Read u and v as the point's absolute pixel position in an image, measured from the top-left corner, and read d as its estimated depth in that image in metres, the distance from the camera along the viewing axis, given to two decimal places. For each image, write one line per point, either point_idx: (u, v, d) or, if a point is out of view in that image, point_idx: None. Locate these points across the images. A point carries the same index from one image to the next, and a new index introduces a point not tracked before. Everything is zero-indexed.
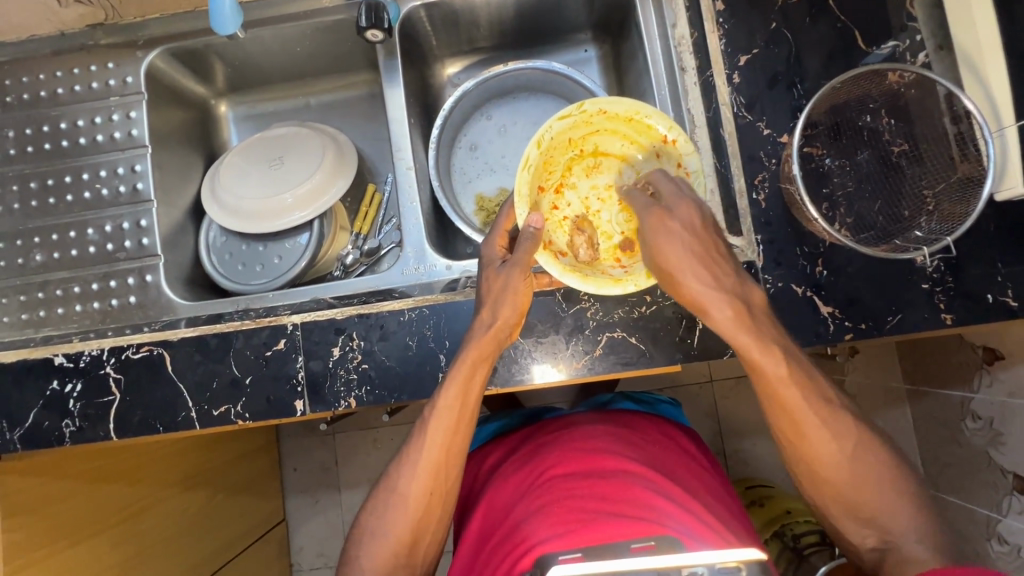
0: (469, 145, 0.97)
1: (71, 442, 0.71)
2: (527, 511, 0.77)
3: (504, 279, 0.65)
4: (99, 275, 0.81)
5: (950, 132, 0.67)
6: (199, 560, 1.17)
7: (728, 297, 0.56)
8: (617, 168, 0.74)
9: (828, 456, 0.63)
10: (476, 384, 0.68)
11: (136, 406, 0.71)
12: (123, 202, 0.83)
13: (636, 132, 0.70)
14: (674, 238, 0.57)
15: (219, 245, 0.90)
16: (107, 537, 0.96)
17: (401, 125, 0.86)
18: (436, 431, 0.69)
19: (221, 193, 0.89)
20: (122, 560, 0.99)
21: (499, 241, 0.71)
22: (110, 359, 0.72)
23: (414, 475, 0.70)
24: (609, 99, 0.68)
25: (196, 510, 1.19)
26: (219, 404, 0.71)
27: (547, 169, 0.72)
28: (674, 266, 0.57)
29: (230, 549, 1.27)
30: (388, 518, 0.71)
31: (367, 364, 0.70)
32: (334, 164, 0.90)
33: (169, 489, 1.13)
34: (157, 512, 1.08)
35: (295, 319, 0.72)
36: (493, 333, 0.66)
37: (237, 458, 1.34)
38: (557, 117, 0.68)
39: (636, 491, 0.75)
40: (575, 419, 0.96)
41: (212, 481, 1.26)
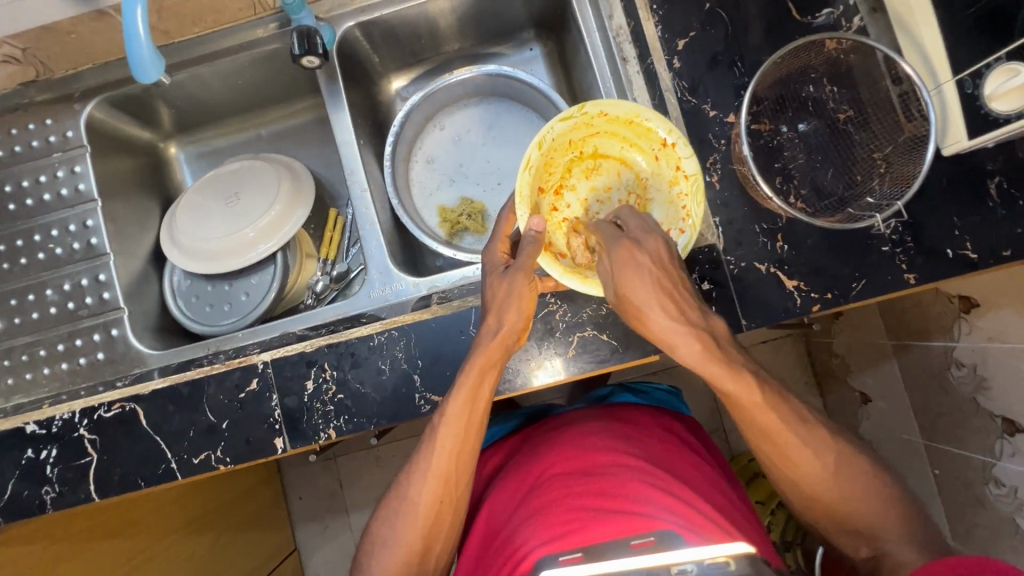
0: (425, 159, 0.96)
1: (53, 508, 0.70)
2: (525, 513, 0.77)
3: (508, 284, 0.65)
4: (64, 335, 0.80)
5: (893, 94, 0.67)
6: None
7: (693, 331, 0.56)
8: (616, 170, 0.75)
9: (800, 448, 0.65)
10: (485, 393, 0.67)
11: (115, 464, 0.70)
12: (80, 258, 0.82)
13: (636, 135, 0.70)
14: (642, 270, 0.56)
15: (184, 289, 0.89)
16: None
17: (351, 147, 0.85)
18: (446, 438, 0.68)
19: (180, 236, 0.88)
20: None
21: (500, 246, 0.71)
22: (83, 420, 0.71)
23: (421, 484, 0.70)
24: (611, 101, 0.66)
25: (202, 554, 1.17)
26: (198, 452, 0.70)
27: (547, 170, 0.71)
28: (640, 305, 0.56)
29: None
30: (398, 527, 0.71)
31: (343, 394, 0.70)
32: (290, 193, 0.89)
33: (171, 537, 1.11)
34: (160, 563, 1.06)
35: (265, 356, 0.71)
36: (499, 340, 0.65)
37: (237, 496, 1.33)
38: (558, 118, 0.66)
39: (638, 487, 0.74)
40: (575, 416, 0.96)
41: (216, 522, 1.25)
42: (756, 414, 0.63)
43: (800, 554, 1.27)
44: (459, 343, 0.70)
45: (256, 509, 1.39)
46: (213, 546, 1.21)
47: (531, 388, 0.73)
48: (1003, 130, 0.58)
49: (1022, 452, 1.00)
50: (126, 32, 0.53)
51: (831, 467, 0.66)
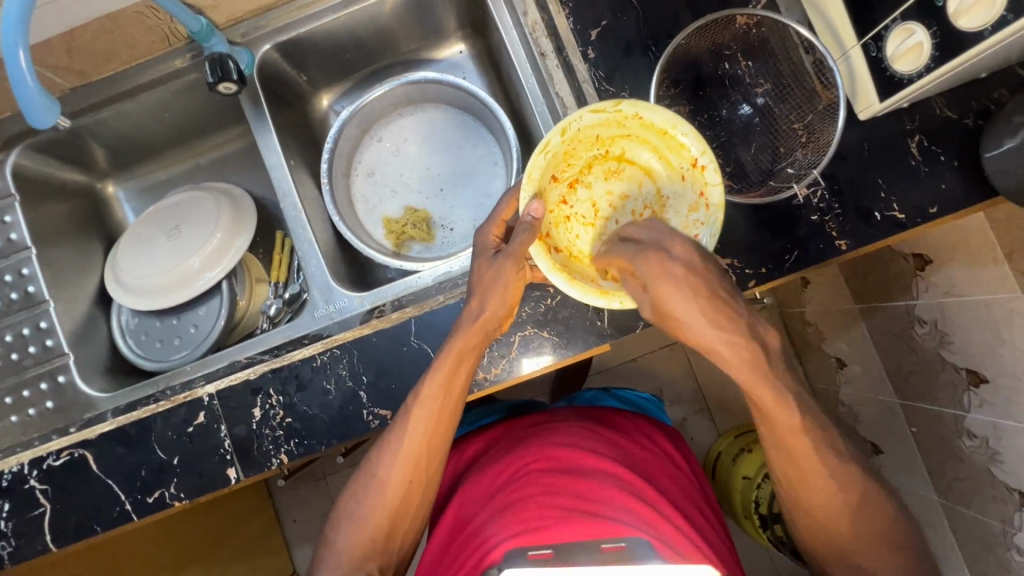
0: (366, 171, 0.96)
1: (11, 562, 0.69)
2: (497, 506, 0.77)
3: (495, 270, 0.63)
4: (11, 387, 0.79)
5: (807, 62, 0.67)
6: None
7: (741, 340, 0.49)
8: (638, 180, 0.72)
9: (824, 476, 0.62)
10: (461, 379, 0.66)
11: (69, 512, 0.69)
12: (19, 308, 0.81)
13: (669, 148, 0.66)
14: (678, 280, 0.49)
15: (133, 327, 0.89)
16: None
17: (281, 169, 0.84)
18: (418, 423, 0.66)
19: (122, 274, 0.88)
20: None
21: (495, 229, 0.69)
22: (33, 471, 0.70)
23: (392, 463, 0.69)
24: (649, 105, 0.63)
25: None
26: (151, 491, 0.69)
27: (566, 160, 0.69)
28: (677, 317, 0.50)
29: None
30: (367, 504, 0.71)
31: (291, 418, 0.69)
32: (231, 221, 0.89)
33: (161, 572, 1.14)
34: None
35: (210, 389, 0.71)
36: (480, 326, 0.65)
37: (231, 525, 1.35)
38: (589, 109, 0.63)
39: (612, 492, 0.74)
40: (558, 415, 0.95)
41: (209, 553, 1.27)
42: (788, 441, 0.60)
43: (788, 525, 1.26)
44: (403, 353, 0.70)
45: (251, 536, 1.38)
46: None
47: (481, 392, 0.73)
48: (910, 90, 0.58)
49: (989, 402, 1.00)
50: (11, 73, 0.54)
51: (851, 503, 0.64)
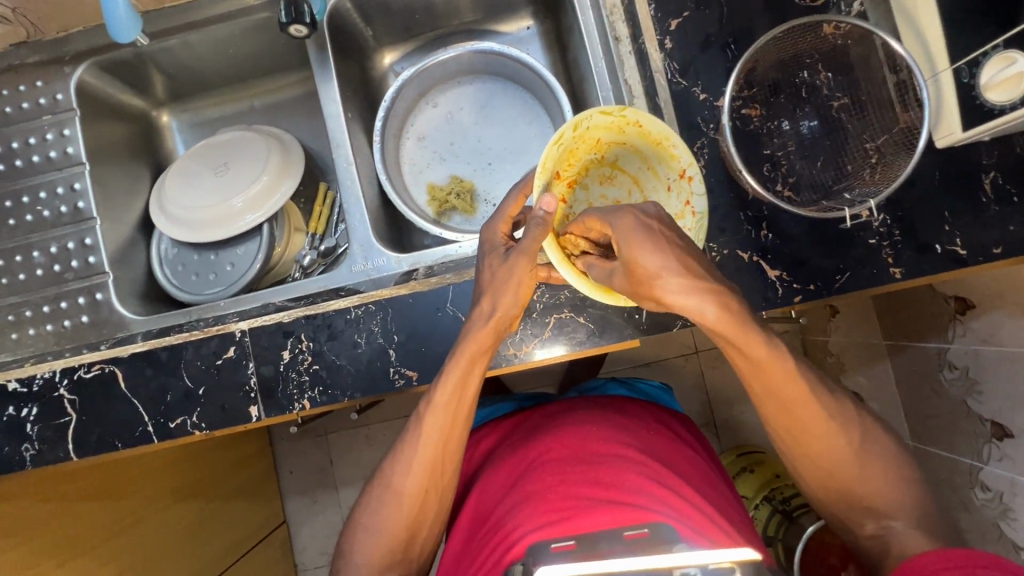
0: (417, 135, 0.96)
1: (32, 465, 0.71)
2: (516, 499, 0.78)
3: (508, 267, 0.62)
4: (50, 297, 0.81)
5: (890, 81, 0.65)
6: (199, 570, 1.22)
7: (717, 295, 0.51)
8: (629, 188, 0.72)
9: (838, 445, 0.66)
10: (473, 379, 0.67)
11: (93, 425, 0.71)
12: (66, 221, 0.82)
13: (659, 159, 0.68)
14: (648, 236, 0.52)
15: (171, 257, 0.90)
16: (90, 559, 0.98)
17: (338, 120, 0.84)
18: (431, 429, 0.69)
19: (167, 204, 0.89)
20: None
21: (502, 227, 0.68)
22: (63, 380, 0.72)
23: (407, 473, 0.71)
24: (650, 115, 0.65)
25: (191, 521, 1.23)
26: (174, 417, 0.70)
27: (568, 159, 0.67)
28: (653, 275, 0.51)
29: (231, 555, 1.33)
30: (384, 514, 0.71)
31: (318, 365, 0.70)
32: (279, 166, 0.89)
33: (159, 502, 1.16)
34: (148, 527, 1.12)
35: (242, 325, 0.71)
36: (493, 325, 0.65)
37: (232, 466, 1.39)
38: (598, 108, 0.63)
39: (629, 477, 0.75)
40: (573, 403, 0.96)
41: (208, 491, 1.30)
42: (796, 410, 0.64)
43: (781, 550, 1.25)
44: (438, 319, 0.70)
45: (240, 487, 1.41)
46: (199, 517, 1.25)
47: (506, 367, 0.73)
48: (998, 121, 0.56)
49: (1010, 457, 0.98)
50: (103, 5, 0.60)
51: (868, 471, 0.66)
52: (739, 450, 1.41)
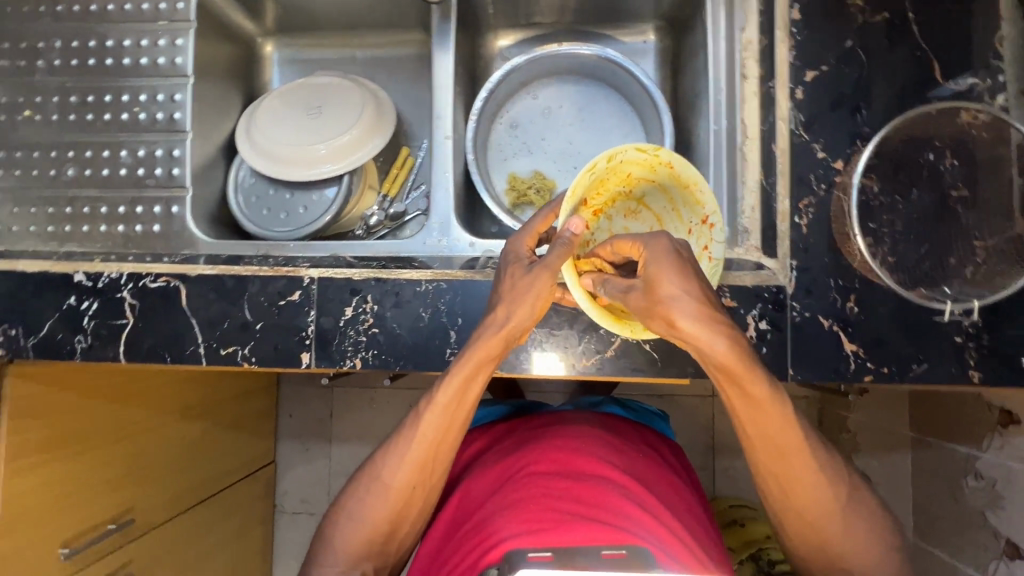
0: (509, 122, 0.94)
1: (80, 358, 0.72)
2: (497, 506, 0.78)
3: (529, 281, 0.61)
4: (127, 199, 0.81)
5: (1016, 182, 0.64)
6: (185, 490, 1.24)
7: (727, 333, 0.53)
8: (650, 225, 0.70)
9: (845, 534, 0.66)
10: (474, 387, 0.69)
11: (148, 334, 0.72)
12: (159, 129, 0.82)
13: (684, 201, 0.67)
14: (675, 264, 0.54)
15: (247, 186, 0.90)
16: (96, 456, 1.01)
17: (445, 91, 0.83)
18: (428, 429, 0.72)
19: (256, 133, 0.89)
20: (114, 477, 1.05)
21: (528, 240, 0.65)
22: (128, 284, 0.72)
23: (397, 467, 0.73)
24: (684, 159, 0.63)
25: (191, 440, 1.25)
26: (227, 345, 0.71)
27: (598, 189, 0.65)
28: (672, 296, 0.52)
29: (215, 482, 1.36)
30: (370, 504, 0.74)
31: (378, 329, 0.70)
32: (371, 122, 0.89)
33: (169, 416, 1.18)
34: (153, 437, 1.14)
35: (313, 272, 0.71)
36: (503, 334, 0.64)
37: (237, 396, 1.41)
38: (637, 146, 0.61)
39: (611, 498, 0.76)
40: (568, 416, 0.97)
41: (212, 415, 1.33)
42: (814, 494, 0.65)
43: None
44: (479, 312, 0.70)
45: (241, 426, 1.45)
46: (198, 438, 1.28)
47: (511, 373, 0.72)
48: None
49: None
50: None
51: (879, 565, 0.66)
52: (734, 502, 1.41)
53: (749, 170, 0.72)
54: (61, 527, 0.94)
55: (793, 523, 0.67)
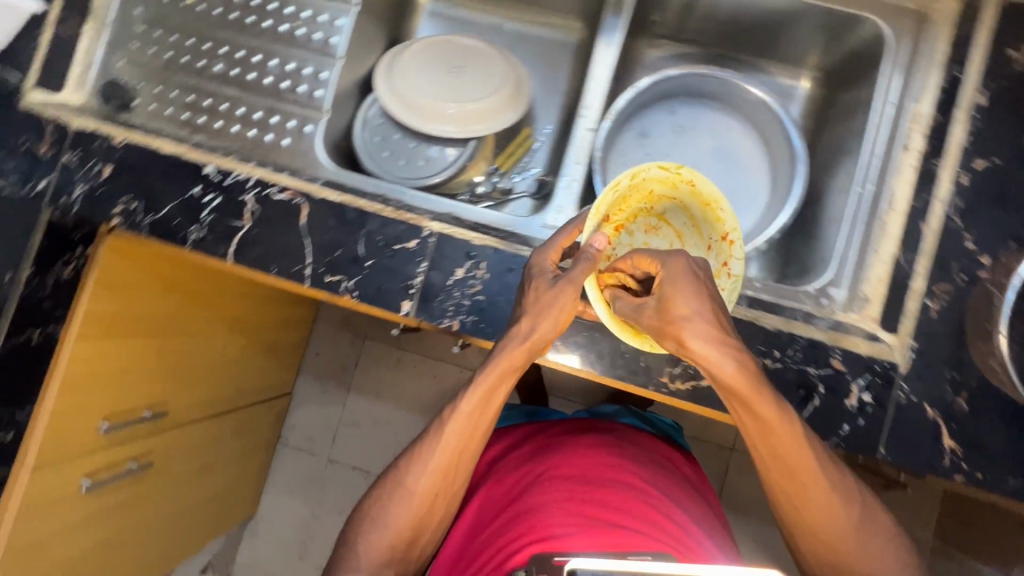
0: (639, 131, 0.94)
1: (190, 247, 0.73)
2: (519, 509, 0.78)
3: (553, 294, 0.63)
4: (264, 107, 0.81)
5: None
6: (209, 400, 1.26)
7: (734, 352, 0.58)
8: (670, 241, 0.74)
9: None
10: (499, 395, 0.73)
11: (260, 242, 0.72)
12: (312, 48, 0.83)
13: (703, 218, 0.71)
14: (691, 285, 0.58)
15: (373, 125, 0.90)
16: (151, 344, 1.02)
17: (598, 83, 0.82)
18: (451, 437, 0.75)
19: (396, 76, 0.89)
20: (159, 367, 1.06)
21: (552, 254, 0.67)
22: (254, 189, 0.73)
23: (420, 473, 0.76)
24: (705, 176, 0.67)
25: (229, 353, 1.27)
26: (333, 273, 0.71)
27: (620, 205, 0.70)
28: (683, 316, 0.57)
29: (234, 400, 1.37)
30: (393, 512, 0.76)
31: (482, 297, 0.70)
32: (509, 95, 0.90)
33: (218, 323, 1.20)
34: (200, 339, 1.15)
35: (434, 226, 0.72)
36: (527, 346, 0.66)
37: (276, 322, 1.43)
38: (658, 164, 0.66)
39: (629, 506, 0.77)
40: (584, 424, 0.96)
41: (252, 333, 1.34)
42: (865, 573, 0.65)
43: None
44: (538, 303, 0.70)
45: (273, 349, 1.47)
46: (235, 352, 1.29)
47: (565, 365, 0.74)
48: None
49: None
50: None
51: None
52: None
53: (885, 241, 0.70)
54: (104, 401, 0.95)
55: (818, 563, 0.67)
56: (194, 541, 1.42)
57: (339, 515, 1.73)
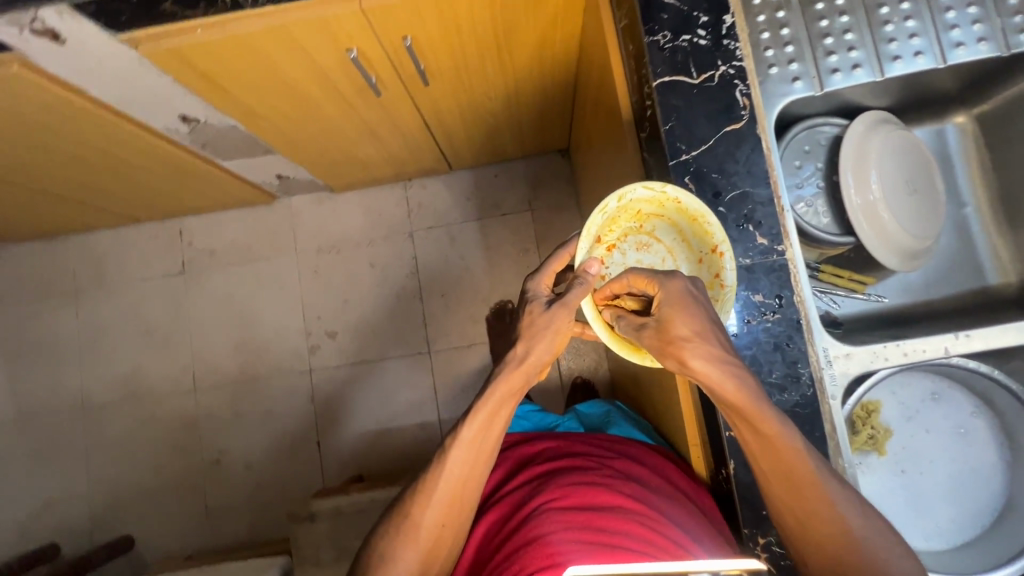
0: (933, 393, 0.87)
1: (646, 42, 0.72)
2: (521, 540, 0.75)
3: (549, 318, 0.69)
4: (795, 33, 0.77)
5: None
6: (438, 101, 1.30)
7: (736, 372, 0.60)
8: (661, 257, 0.74)
9: None
10: (499, 418, 0.75)
11: (685, 101, 0.71)
12: (876, 47, 0.77)
13: (693, 234, 0.71)
14: (688, 305, 0.61)
15: (817, 135, 0.86)
16: (486, 30, 1.04)
17: (999, 335, 0.74)
18: (453, 465, 0.76)
19: (877, 134, 0.84)
20: (464, 49, 1.09)
21: (546, 279, 0.73)
22: (731, 70, 0.71)
23: (427, 504, 0.77)
24: (691, 193, 0.68)
25: (488, 92, 1.30)
26: (693, 182, 0.70)
27: (608, 226, 0.73)
28: (684, 337, 0.60)
29: (438, 120, 1.41)
30: (403, 547, 0.76)
31: (748, 328, 0.68)
32: (906, 250, 0.85)
33: (513, 70, 1.22)
34: (497, 65, 1.18)
35: (788, 252, 0.69)
36: (523, 369, 0.71)
37: (520, 111, 1.45)
38: (643, 183, 0.68)
39: (616, 520, 0.74)
40: (557, 452, 0.98)
41: (506, 101, 1.37)
42: None
43: None
44: (740, 342, 0.68)
45: (490, 125, 1.50)
46: (487, 98, 1.33)
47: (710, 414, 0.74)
48: None
49: None
50: None
51: None
52: None
53: None
54: (424, 25, 0.99)
55: None
56: (299, 153, 1.49)
57: (369, 263, 1.83)
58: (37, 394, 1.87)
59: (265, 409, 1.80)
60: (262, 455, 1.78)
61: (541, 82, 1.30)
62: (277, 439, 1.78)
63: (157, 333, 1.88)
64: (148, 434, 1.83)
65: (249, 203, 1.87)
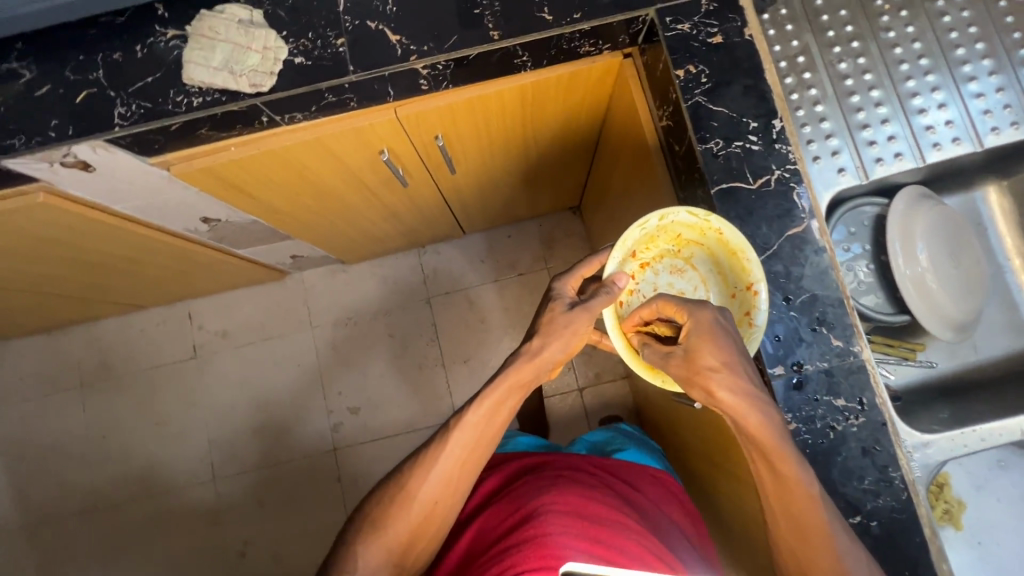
0: (998, 459, 0.92)
1: (700, 150, 0.73)
2: (517, 535, 0.75)
3: (567, 318, 0.75)
4: (839, 126, 0.81)
5: None
6: (461, 181, 1.30)
7: (766, 407, 0.62)
8: (694, 286, 0.77)
9: None
10: (503, 411, 0.78)
11: (744, 206, 0.72)
12: (915, 135, 0.82)
13: (731, 268, 0.73)
14: (713, 337, 0.63)
15: (862, 217, 0.90)
16: (517, 124, 1.06)
17: None
18: (455, 443, 0.78)
19: (923, 211, 0.86)
20: (493, 139, 1.11)
21: (572, 281, 0.79)
22: (786, 173, 0.73)
23: (422, 477, 0.78)
24: (733, 227, 0.69)
25: (509, 169, 1.31)
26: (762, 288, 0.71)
27: (646, 243, 0.76)
28: (711, 367, 0.62)
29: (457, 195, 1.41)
30: (394, 515, 0.78)
31: (834, 435, 0.67)
32: (958, 322, 0.88)
33: (537, 149, 1.24)
34: (522, 147, 1.20)
35: (864, 354, 0.69)
36: (534, 363, 0.76)
37: (539, 180, 1.47)
38: (687, 208, 0.70)
39: (618, 538, 0.75)
40: (562, 457, 0.94)
41: (527, 173, 1.38)
42: None
43: None
44: (828, 449, 0.67)
45: (507, 194, 1.51)
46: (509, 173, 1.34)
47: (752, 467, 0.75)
48: None
49: None
50: None
51: None
52: None
53: None
54: (457, 125, 1.00)
55: None
56: (316, 237, 1.47)
57: (387, 334, 1.80)
58: (43, 500, 1.78)
59: (288, 495, 1.73)
60: (287, 545, 1.70)
61: (562, 156, 1.32)
62: (303, 527, 1.70)
63: (169, 423, 1.81)
64: (165, 531, 1.74)
65: (259, 282, 1.83)
